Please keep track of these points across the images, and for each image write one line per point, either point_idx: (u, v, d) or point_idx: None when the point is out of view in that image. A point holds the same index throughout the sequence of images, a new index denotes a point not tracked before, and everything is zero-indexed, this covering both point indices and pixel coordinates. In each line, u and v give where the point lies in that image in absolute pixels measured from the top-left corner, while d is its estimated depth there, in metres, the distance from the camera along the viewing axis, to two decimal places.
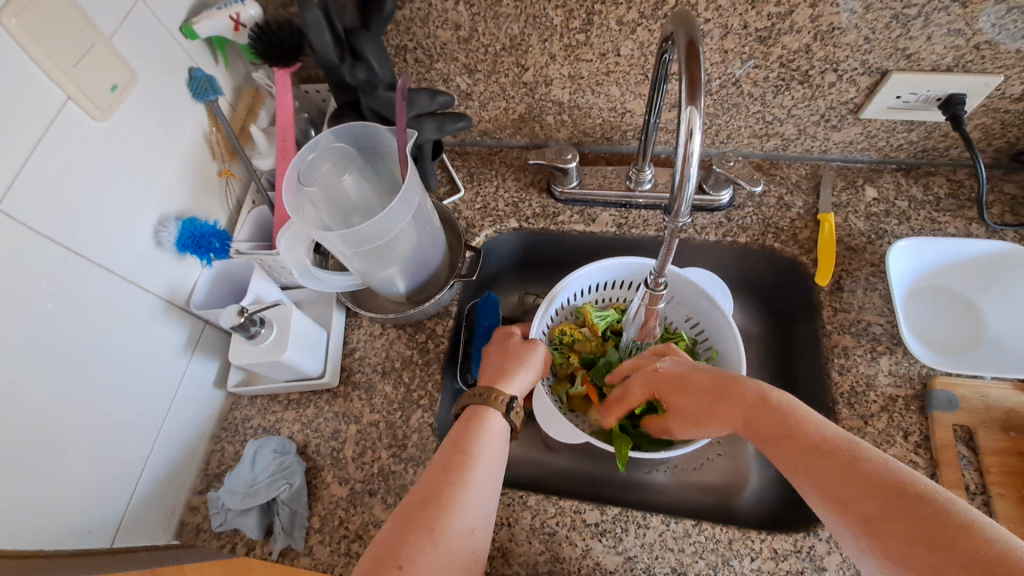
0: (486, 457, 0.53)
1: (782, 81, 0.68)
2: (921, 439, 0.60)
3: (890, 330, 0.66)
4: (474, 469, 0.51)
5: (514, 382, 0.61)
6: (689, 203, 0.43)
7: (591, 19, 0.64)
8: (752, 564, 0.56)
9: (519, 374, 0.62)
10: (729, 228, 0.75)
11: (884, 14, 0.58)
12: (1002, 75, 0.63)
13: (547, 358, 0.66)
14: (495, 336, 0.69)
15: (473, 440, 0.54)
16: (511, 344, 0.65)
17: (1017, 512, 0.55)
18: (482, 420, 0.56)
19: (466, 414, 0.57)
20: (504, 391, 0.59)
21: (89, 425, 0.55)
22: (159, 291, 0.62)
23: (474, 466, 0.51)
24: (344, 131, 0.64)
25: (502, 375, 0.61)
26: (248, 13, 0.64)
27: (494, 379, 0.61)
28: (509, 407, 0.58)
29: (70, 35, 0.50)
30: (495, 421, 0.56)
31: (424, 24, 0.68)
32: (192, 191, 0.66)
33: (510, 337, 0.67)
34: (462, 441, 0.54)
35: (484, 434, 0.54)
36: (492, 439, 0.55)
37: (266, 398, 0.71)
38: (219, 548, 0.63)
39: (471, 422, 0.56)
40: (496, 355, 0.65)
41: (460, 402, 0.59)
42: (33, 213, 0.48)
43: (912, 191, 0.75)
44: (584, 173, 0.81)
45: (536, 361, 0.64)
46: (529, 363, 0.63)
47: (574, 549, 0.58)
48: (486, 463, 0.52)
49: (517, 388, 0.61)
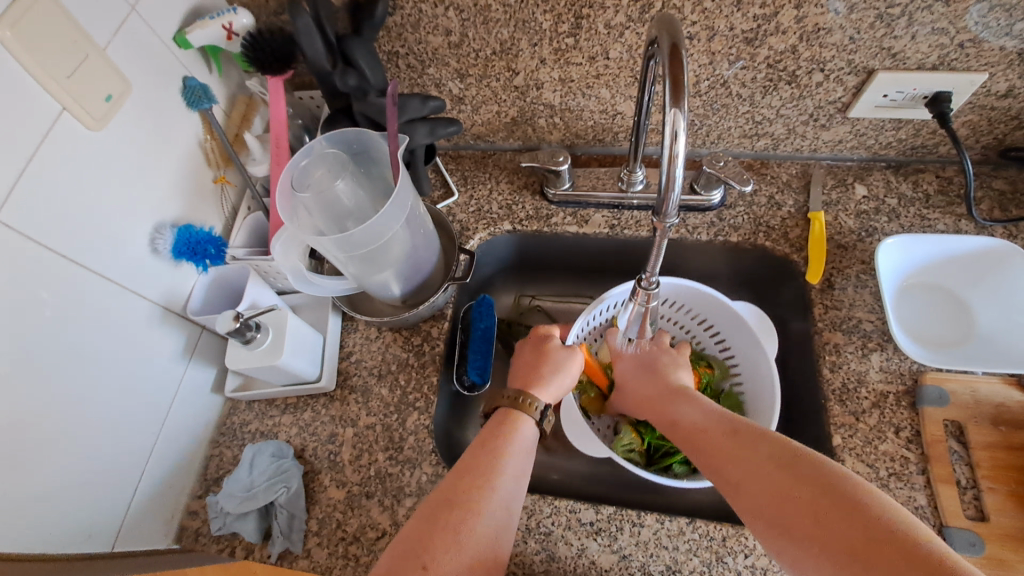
0: (514, 463, 0.53)
1: (770, 81, 0.68)
2: (912, 435, 0.61)
3: (881, 326, 0.67)
4: (500, 478, 0.51)
5: (549, 388, 0.61)
6: (676, 204, 0.44)
7: (579, 23, 0.65)
8: (746, 560, 0.57)
9: (555, 381, 0.62)
10: (721, 228, 0.76)
11: (868, 14, 0.59)
12: (987, 72, 0.63)
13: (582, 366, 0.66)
14: (531, 337, 0.68)
15: (501, 444, 0.54)
16: (548, 347, 0.65)
17: (1009, 505, 0.55)
18: (512, 426, 0.56)
19: (496, 416, 0.58)
20: (537, 396, 0.59)
21: (87, 431, 0.55)
22: (156, 298, 0.63)
23: (503, 471, 0.52)
24: (337, 137, 0.65)
25: (535, 380, 0.61)
26: (240, 23, 0.64)
27: (525, 381, 0.62)
28: (540, 414, 0.58)
29: (64, 48, 0.50)
30: (525, 428, 0.56)
31: (415, 30, 0.69)
32: (187, 199, 0.67)
33: (547, 339, 0.67)
34: (491, 445, 0.54)
35: (512, 441, 0.55)
36: (520, 445, 0.55)
37: (263, 402, 0.72)
38: (217, 552, 0.63)
39: (501, 427, 0.56)
40: (530, 358, 0.65)
41: (489, 404, 0.60)
42: (29, 224, 0.49)
43: (901, 189, 0.75)
44: (576, 175, 0.81)
45: (572, 367, 0.64)
46: (566, 369, 0.63)
47: (570, 548, 0.59)
48: (514, 470, 0.53)
49: (551, 395, 0.61)
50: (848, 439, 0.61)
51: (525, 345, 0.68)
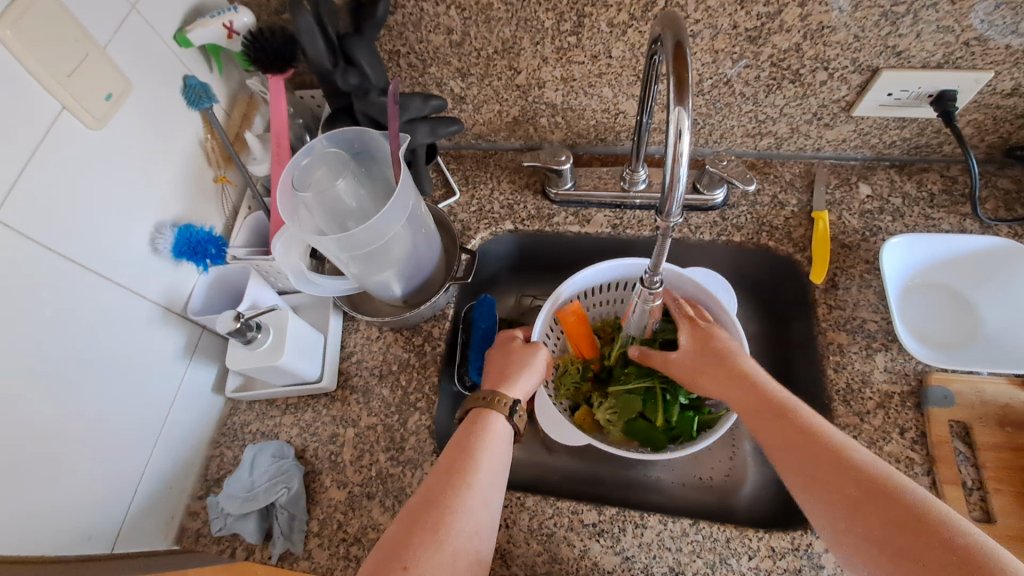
0: (489, 460, 0.53)
1: (773, 80, 0.68)
2: (917, 435, 0.60)
3: (885, 326, 0.66)
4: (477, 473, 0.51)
5: (517, 385, 0.60)
6: (679, 203, 0.43)
7: (582, 22, 0.65)
8: (750, 562, 0.56)
9: (522, 378, 0.61)
10: (723, 228, 0.75)
11: (873, 11, 0.59)
12: (993, 71, 0.63)
13: (550, 361, 0.65)
14: (499, 339, 0.68)
15: (475, 442, 0.54)
16: (513, 345, 0.65)
17: (1015, 507, 0.55)
18: (484, 424, 0.56)
19: (468, 418, 0.57)
20: (507, 394, 0.59)
21: (86, 432, 0.55)
22: (156, 299, 0.63)
23: (478, 468, 0.52)
24: (338, 136, 0.65)
25: (503, 379, 0.61)
26: (241, 21, 0.64)
27: (495, 382, 0.60)
28: (512, 411, 0.57)
29: (65, 46, 0.50)
30: (496, 423, 0.56)
31: (417, 29, 0.69)
32: (187, 199, 0.67)
33: (512, 339, 0.66)
34: (464, 443, 0.54)
35: (487, 437, 0.55)
36: (496, 442, 0.55)
37: (264, 403, 0.72)
38: (218, 553, 0.63)
39: (474, 425, 0.56)
40: (498, 358, 0.64)
41: (462, 407, 0.59)
42: (29, 223, 0.49)
43: (906, 188, 0.75)
44: (578, 174, 0.81)
45: (538, 363, 0.63)
46: (532, 368, 0.62)
47: (572, 550, 0.58)
48: (489, 465, 0.52)
49: (520, 391, 0.60)
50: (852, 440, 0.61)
51: (494, 347, 0.67)
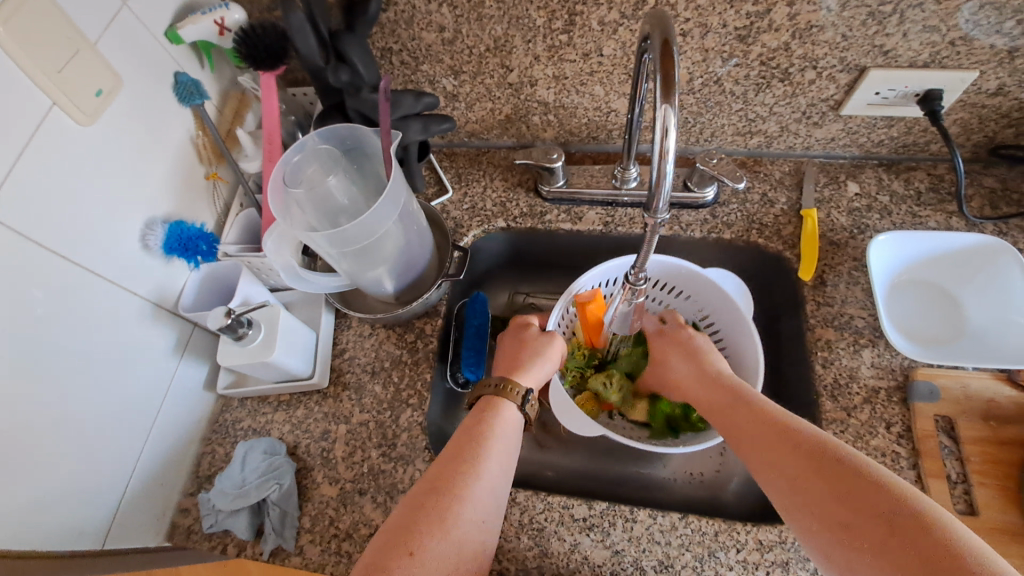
0: (499, 448, 0.53)
1: (762, 79, 0.69)
2: (903, 430, 0.61)
3: (873, 323, 0.67)
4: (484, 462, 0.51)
5: (530, 373, 0.61)
6: (665, 201, 0.44)
7: (573, 20, 0.65)
8: (739, 555, 0.57)
9: (537, 366, 0.62)
10: (714, 225, 0.76)
11: (860, 11, 0.59)
12: (977, 70, 0.64)
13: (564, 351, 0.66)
14: (511, 327, 0.69)
15: (485, 429, 0.54)
16: (529, 335, 0.66)
17: (998, 500, 0.56)
18: (496, 411, 0.56)
19: (478, 404, 0.58)
20: (520, 382, 0.59)
21: (76, 427, 0.55)
22: (147, 294, 0.63)
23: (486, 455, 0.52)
24: (329, 133, 0.64)
25: (516, 367, 0.61)
26: (232, 18, 0.64)
27: (508, 369, 0.61)
28: (525, 399, 0.58)
29: (56, 42, 0.50)
30: (507, 411, 0.56)
31: (409, 26, 0.69)
32: (178, 195, 0.67)
33: (526, 328, 0.67)
34: (476, 428, 0.54)
35: (497, 425, 0.55)
36: (506, 430, 0.55)
37: (256, 399, 0.72)
38: (209, 549, 0.63)
39: (484, 412, 0.56)
40: (513, 347, 0.65)
41: (472, 393, 0.60)
42: (20, 219, 0.49)
43: (893, 186, 0.76)
44: (570, 172, 0.81)
45: (553, 352, 0.64)
46: (548, 355, 0.63)
47: (563, 544, 0.59)
48: (499, 454, 0.53)
49: (534, 379, 0.61)
50: (840, 434, 0.61)
51: (507, 335, 0.69)
